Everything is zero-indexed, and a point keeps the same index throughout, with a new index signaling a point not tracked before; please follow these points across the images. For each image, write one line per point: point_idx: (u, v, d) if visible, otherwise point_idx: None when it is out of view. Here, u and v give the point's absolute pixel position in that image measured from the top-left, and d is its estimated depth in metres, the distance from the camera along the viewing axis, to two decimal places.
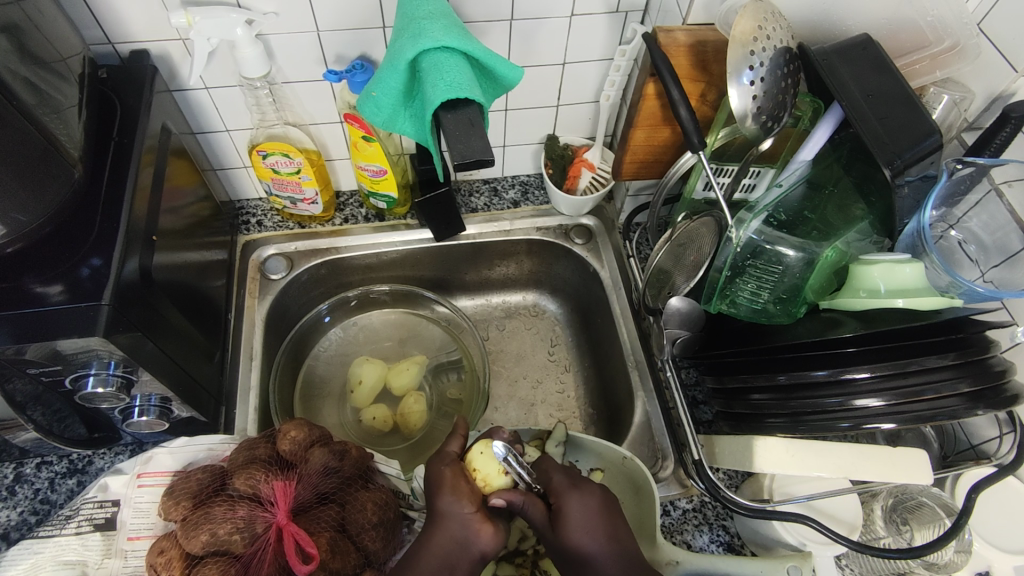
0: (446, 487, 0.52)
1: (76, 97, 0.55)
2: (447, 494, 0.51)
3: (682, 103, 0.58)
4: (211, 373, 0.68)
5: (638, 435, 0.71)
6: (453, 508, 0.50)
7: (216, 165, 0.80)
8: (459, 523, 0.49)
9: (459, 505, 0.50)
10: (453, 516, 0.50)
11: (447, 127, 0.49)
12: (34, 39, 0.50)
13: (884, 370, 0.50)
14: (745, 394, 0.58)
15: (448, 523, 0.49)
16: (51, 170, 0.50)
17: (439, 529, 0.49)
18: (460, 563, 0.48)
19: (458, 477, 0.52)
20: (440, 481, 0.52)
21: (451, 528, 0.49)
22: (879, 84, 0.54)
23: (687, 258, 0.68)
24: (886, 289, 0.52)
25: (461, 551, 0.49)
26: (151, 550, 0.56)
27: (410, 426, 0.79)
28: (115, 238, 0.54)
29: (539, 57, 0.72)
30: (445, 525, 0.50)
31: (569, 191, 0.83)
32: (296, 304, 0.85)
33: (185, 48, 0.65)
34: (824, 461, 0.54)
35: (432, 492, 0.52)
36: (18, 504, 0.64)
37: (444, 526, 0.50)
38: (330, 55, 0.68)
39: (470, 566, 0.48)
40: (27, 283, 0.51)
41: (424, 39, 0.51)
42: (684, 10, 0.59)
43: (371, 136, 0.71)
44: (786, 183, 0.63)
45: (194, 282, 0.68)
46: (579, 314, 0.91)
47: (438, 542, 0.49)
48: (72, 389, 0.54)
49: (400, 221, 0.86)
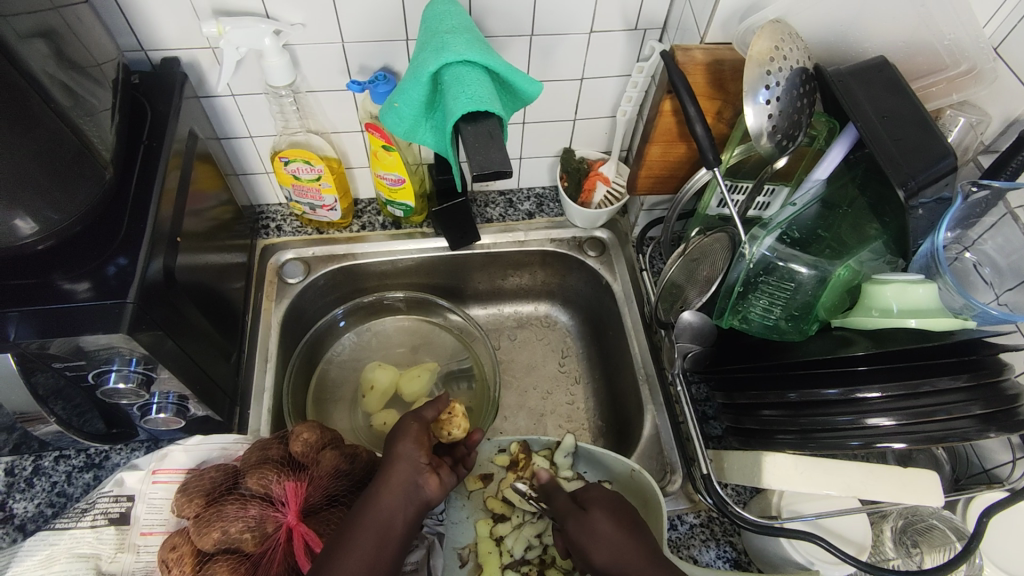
0: (409, 437, 0.54)
1: (109, 101, 0.57)
2: (408, 440, 0.53)
3: (698, 120, 0.59)
4: (227, 373, 0.70)
5: (646, 448, 0.72)
6: (409, 454, 0.52)
7: (238, 170, 0.82)
8: (409, 465, 0.51)
9: (415, 450, 0.52)
10: (406, 458, 0.51)
11: (466, 138, 0.50)
12: (70, 44, 0.52)
13: (896, 390, 0.50)
14: (755, 410, 0.58)
15: (403, 465, 0.51)
16: (82, 170, 0.51)
17: (395, 470, 0.51)
18: (412, 507, 0.49)
19: (425, 433, 0.54)
20: (407, 431, 0.54)
21: (406, 471, 0.50)
22: (893, 105, 0.54)
23: (701, 272, 0.68)
24: (898, 309, 0.52)
25: (410, 494, 0.50)
26: (163, 546, 0.56)
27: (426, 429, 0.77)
28: (140, 239, 0.55)
29: (558, 71, 0.73)
30: (398, 464, 0.51)
31: (584, 205, 0.84)
32: (312, 308, 0.86)
33: (214, 56, 0.67)
34: (833, 480, 0.54)
35: (394, 438, 0.54)
36: (35, 495, 0.66)
37: (397, 467, 0.51)
38: (353, 66, 0.70)
39: (418, 512, 0.50)
40: (55, 279, 0.53)
41: (446, 52, 0.52)
42: (702, 29, 0.60)
43: (390, 145, 0.72)
44: (799, 201, 0.63)
45: (213, 284, 0.70)
46: (591, 326, 0.92)
47: (393, 482, 0.50)
48: (94, 383, 0.56)
49: (416, 230, 0.87)
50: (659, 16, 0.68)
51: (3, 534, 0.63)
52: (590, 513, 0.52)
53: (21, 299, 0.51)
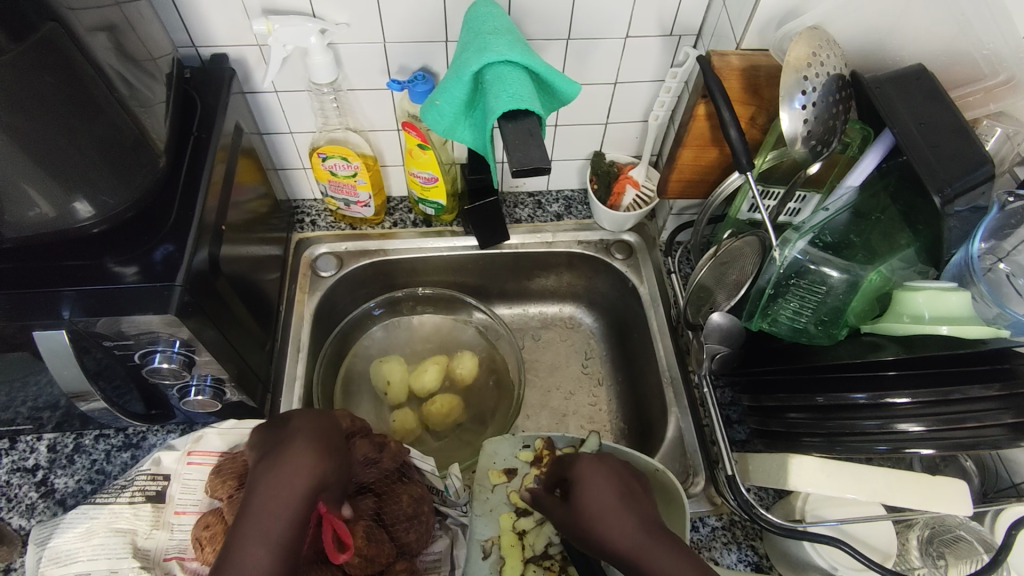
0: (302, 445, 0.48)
1: (163, 94, 0.60)
2: (298, 449, 0.47)
3: (733, 125, 0.59)
4: (261, 360, 0.72)
5: (670, 450, 0.72)
6: (305, 458, 0.47)
7: (278, 165, 0.84)
8: (300, 458, 0.47)
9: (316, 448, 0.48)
10: (307, 435, 0.49)
11: (507, 135, 0.52)
12: (129, 39, 0.55)
13: (926, 396, 0.51)
14: (782, 412, 0.60)
15: (299, 459, 0.47)
16: (138, 158, 0.54)
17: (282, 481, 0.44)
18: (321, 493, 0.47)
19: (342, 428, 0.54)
20: (302, 439, 0.49)
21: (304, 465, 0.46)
22: (932, 113, 0.55)
23: (730, 277, 0.68)
24: (929, 316, 0.51)
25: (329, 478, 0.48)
26: (197, 524, 0.59)
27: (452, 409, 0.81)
28: (188, 227, 0.58)
29: (592, 75, 0.74)
30: (289, 453, 0.47)
31: (613, 207, 0.84)
32: (343, 301, 0.88)
33: (261, 53, 0.70)
34: (860, 484, 0.54)
35: (287, 443, 0.48)
36: (75, 472, 0.68)
37: (286, 463, 0.46)
38: (393, 66, 0.72)
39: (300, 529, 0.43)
40: (106, 262, 0.55)
41: (489, 52, 0.54)
42: (739, 35, 0.61)
43: (426, 145, 0.74)
44: (831, 207, 0.63)
45: (251, 275, 0.72)
46: (615, 329, 0.92)
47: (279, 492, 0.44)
48: (139, 363, 0.58)
49: (445, 228, 0.89)
50: (694, 22, 0.69)
51: (44, 508, 0.66)
52: (581, 493, 0.52)
53: (74, 279, 0.53)
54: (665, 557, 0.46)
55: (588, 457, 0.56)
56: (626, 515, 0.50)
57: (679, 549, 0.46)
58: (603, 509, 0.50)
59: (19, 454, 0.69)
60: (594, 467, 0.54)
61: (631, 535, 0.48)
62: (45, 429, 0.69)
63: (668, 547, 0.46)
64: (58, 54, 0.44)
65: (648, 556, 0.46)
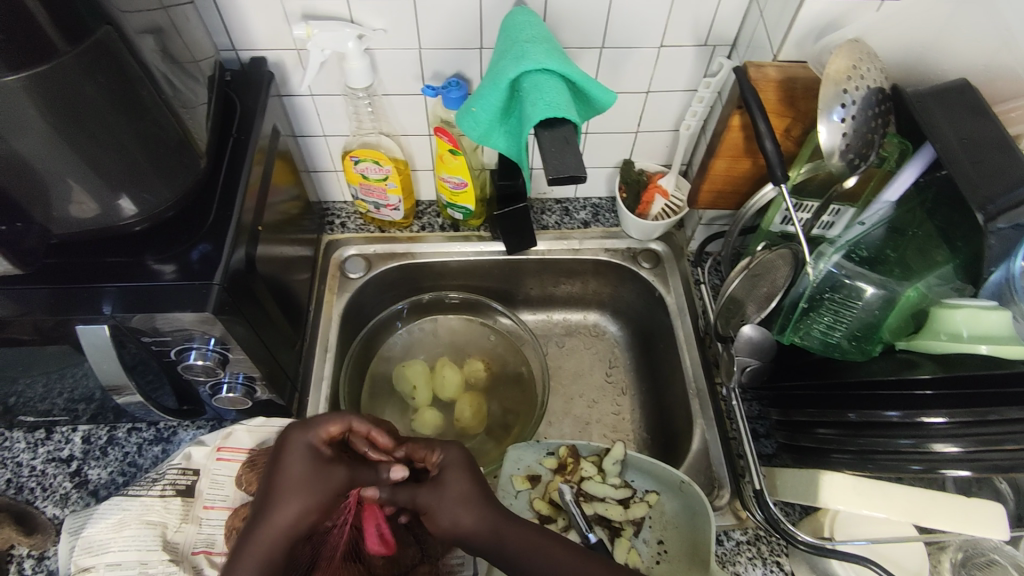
0: (282, 490, 0.48)
1: (205, 97, 0.61)
2: (281, 499, 0.47)
3: (769, 136, 0.59)
4: (290, 359, 0.73)
5: (695, 462, 0.71)
6: (290, 509, 0.47)
7: (310, 167, 0.86)
8: (298, 481, 0.48)
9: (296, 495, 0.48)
10: (291, 476, 0.48)
11: (544, 143, 0.52)
12: (174, 42, 0.56)
13: (964, 417, 0.49)
14: (812, 427, 0.60)
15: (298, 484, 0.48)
16: (181, 160, 0.55)
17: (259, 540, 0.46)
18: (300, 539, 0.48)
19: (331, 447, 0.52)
20: (283, 481, 0.48)
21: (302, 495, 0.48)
22: (974, 128, 0.54)
23: (760, 289, 0.67)
24: (968, 334, 0.52)
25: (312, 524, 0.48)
26: (233, 514, 0.62)
27: (473, 415, 0.81)
28: (225, 227, 0.59)
29: (625, 84, 0.74)
30: (285, 472, 0.49)
31: (641, 216, 0.84)
32: (370, 303, 0.89)
33: (299, 58, 0.71)
34: (893, 505, 0.53)
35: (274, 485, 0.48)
36: (108, 463, 0.70)
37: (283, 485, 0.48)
38: (427, 72, 0.72)
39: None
40: (146, 260, 0.56)
41: (527, 61, 0.54)
42: (776, 46, 0.61)
43: (457, 149, 0.74)
44: (867, 222, 0.62)
45: (283, 275, 0.73)
46: (640, 338, 0.92)
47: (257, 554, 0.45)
48: (174, 359, 0.59)
49: (473, 233, 0.89)
50: (730, 32, 0.68)
51: (78, 498, 0.67)
52: (444, 481, 0.51)
53: (115, 275, 0.55)
54: (551, 550, 0.47)
55: (455, 444, 0.55)
56: (485, 509, 0.49)
57: (574, 551, 0.47)
58: (460, 499, 0.50)
59: (54, 444, 0.71)
60: (456, 456, 0.53)
61: (510, 541, 0.47)
62: (80, 420, 0.71)
63: (553, 546, 0.47)
64: (110, 56, 0.45)
65: (535, 553, 0.47)
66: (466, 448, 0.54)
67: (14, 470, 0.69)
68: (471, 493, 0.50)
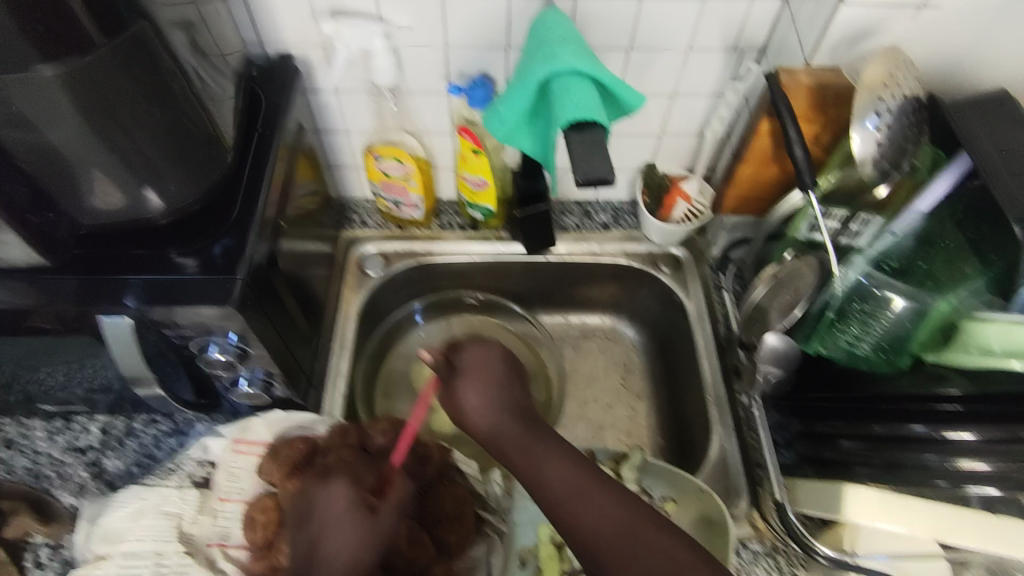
0: (334, 512, 0.48)
1: (231, 91, 0.61)
2: (335, 518, 0.47)
3: (799, 142, 0.58)
4: (307, 355, 0.73)
5: (712, 470, 0.71)
6: (352, 524, 0.47)
7: (332, 164, 0.86)
8: (355, 504, 0.48)
9: (349, 512, 0.48)
10: (341, 500, 0.49)
11: (573, 145, 0.52)
12: (204, 37, 0.56)
13: (993, 434, 0.49)
14: (834, 440, 0.59)
15: (352, 512, 0.48)
16: (209, 155, 0.55)
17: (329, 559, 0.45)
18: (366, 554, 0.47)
19: (362, 479, 0.52)
20: (333, 503, 0.48)
21: (360, 518, 0.48)
22: (1014, 140, 0.53)
23: (784, 296, 0.66)
24: (1000, 350, 0.49)
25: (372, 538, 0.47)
26: (252, 504, 0.61)
27: None
28: (249, 222, 0.59)
29: (651, 87, 0.73)
30: (338, 496, 0.49)
31: (663, 219, 0.83)
32: (388, 301, 0.89)
33: (325, 54, 0.71)
34: (921, 521, 0.53)
35: (324, 511, 0.48)
36: (125, 454, 0.70)
37: (331, 522, 0.47)
38: (452, 71, 0.72)
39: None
40: (170, 253, 0.56)
41: (557, 61, 0.54)
42: (808, 53, 0.60)
43: (479, 149, 0.74)
44: (898, 231, 0.60)
45: (303, 271, 0.73)
46: (657, 343, 0.91)
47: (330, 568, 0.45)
48: (195, 353, 0.59)
49: (492, 233, 0.88)
50: (760, 37, 0.68)
51: (94, 488, 0.67)
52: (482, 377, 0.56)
53: (138, 268, 0.55)
54: (551, 462, 0.49)
55: (481, 345, 0.59)
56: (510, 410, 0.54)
57: (573, 466, 0.48)
58: (487, 392, 0.55)
59: (72, 433, 0.71)
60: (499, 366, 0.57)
61: (517, 447, 0.51)
62: (98, 410, 0.71)
63: (555, 459, 0.49)
64: (145, 49, 0.45)
65: (541, 464, 0.49)
66: (490, 350, 0.58)
67: (32, 458, 0.69)
68: (481, 404, 0.55)
